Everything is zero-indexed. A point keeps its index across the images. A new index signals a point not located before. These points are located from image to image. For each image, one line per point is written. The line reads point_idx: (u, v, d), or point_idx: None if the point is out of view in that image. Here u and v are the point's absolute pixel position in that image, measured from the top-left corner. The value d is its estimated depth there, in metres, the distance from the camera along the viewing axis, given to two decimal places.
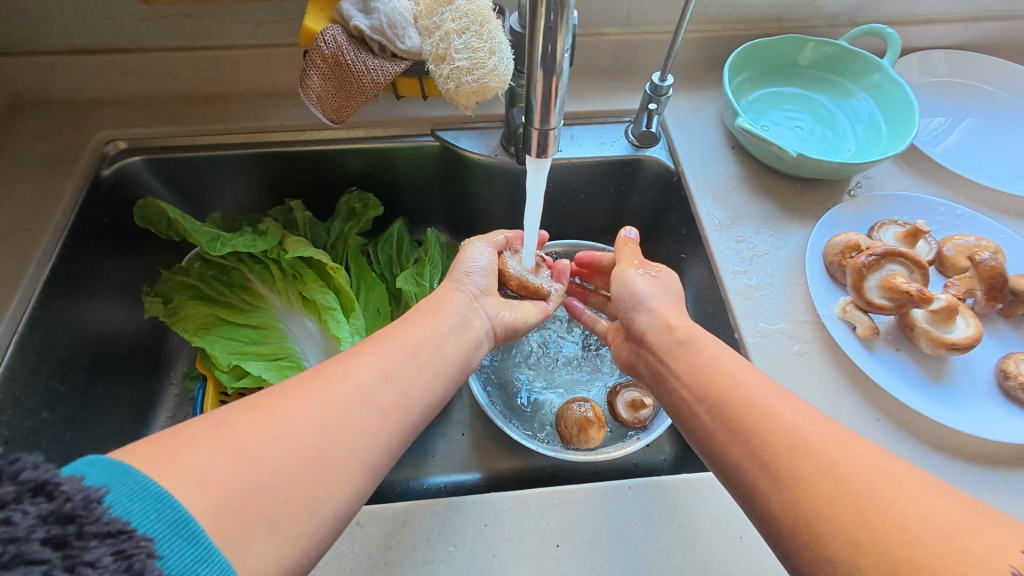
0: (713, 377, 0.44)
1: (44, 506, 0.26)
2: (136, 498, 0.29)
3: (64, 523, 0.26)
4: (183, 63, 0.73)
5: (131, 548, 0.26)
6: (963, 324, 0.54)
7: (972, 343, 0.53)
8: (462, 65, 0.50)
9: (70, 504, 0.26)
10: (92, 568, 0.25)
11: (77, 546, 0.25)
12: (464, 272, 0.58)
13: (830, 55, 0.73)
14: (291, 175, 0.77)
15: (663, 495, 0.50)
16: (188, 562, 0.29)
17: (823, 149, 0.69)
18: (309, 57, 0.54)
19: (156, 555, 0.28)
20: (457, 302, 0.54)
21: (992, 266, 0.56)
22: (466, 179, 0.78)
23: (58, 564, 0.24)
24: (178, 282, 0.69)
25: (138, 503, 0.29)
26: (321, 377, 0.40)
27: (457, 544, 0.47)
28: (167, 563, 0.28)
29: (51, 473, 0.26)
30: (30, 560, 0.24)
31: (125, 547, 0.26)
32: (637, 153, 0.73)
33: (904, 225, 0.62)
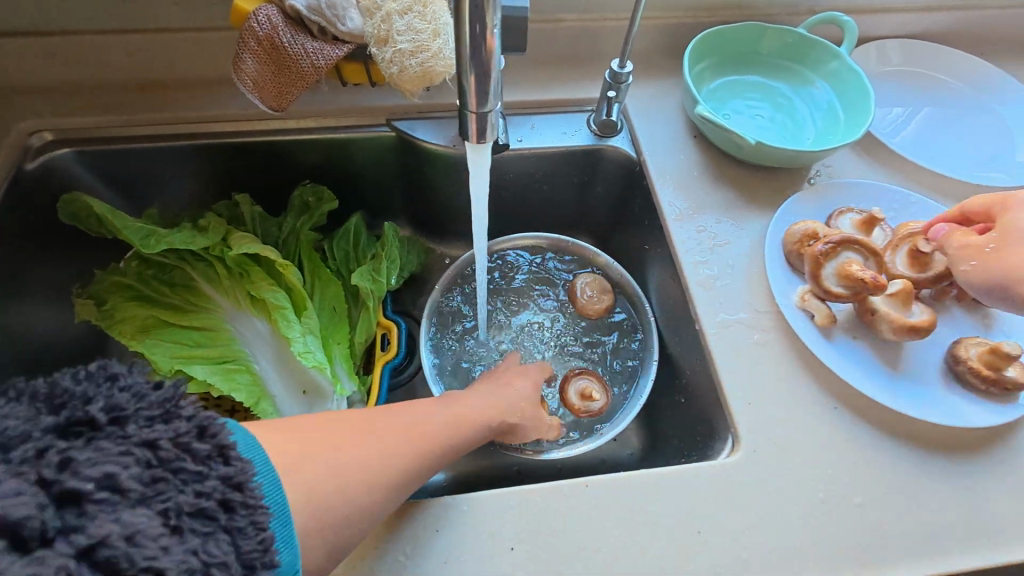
0: None
1: (204, 449, 0.32)
2: (265, 474, 0.36)
3: (235, 488, 0.32)
4: (115, 48, 0.68)
5: (262, 523, 0.32)
6: (919, 310, 0.54)
7: (929, 329, 0.53)
8: (404, 47, 0.47)
9: (238, 472, 0.32)
10: (241, 533, 0.31)
11: (235, 512, 0.31)
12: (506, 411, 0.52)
13: (789, 43, 0.73)
14: (238, 168, 0.73)
15: (622, 491, 0.48)
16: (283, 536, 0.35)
17: (783, 138, 0.69)
18: (242, 39, 0.50)
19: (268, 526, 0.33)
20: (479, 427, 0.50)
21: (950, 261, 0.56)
22: (424, 171, 0.75)
23: (220, 524, 0.30)
24: (113, 282, 0.65)
25: (262, 478, 0.36)
26: None
27: (409, 552, 0.45)
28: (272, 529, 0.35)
29: (209, 421, 0.32)
30: (206, 514, 0.30)
31: (259, 520, 0.32)
32: (598, 142, 0.72)
33: (860, 214, 0.63)
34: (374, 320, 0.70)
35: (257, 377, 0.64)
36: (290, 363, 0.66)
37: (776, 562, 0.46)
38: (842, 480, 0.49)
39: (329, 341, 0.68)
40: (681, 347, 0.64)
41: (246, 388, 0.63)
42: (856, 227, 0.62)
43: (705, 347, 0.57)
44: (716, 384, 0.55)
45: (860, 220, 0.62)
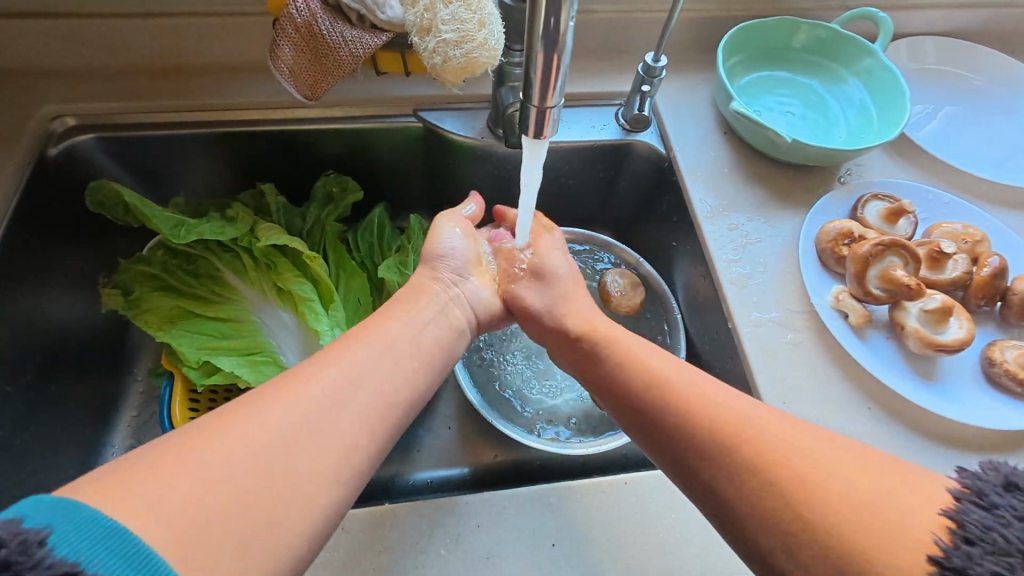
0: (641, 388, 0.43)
1: None
2: (86, 533, 0.27)
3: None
4: (139, 31, 0.67)
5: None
6: (956, 325, 0.54)
7: (961, 345, 0.53)
8: (449, 37, 0.46)
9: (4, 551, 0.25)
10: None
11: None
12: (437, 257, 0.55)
13: (823, 39, 0.72)
14: (262, 157, 0.72)
15: (658, 489, 0.49)
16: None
17: (816, 135, 0.68)
18: (279, 25, 0.49)
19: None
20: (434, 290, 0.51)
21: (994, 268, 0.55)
22: (450, 163, 0.74)
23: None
24: (138, 272, 0.64)
25: (86, 540, 0.26)
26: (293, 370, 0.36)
27: (449, 547, 0.45)
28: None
29: None
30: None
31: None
32: (628, 137, 0.71)
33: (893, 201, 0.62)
34: None
35: (283, 369, 0.64)
36: (316, 355, 0.65)
37: None
38: None
39: None
40: (711, 345, 0.64)
41: (273, 380, 0.63)
42: (886, 220, 0.62)
43: (738, 346, 0.57)
44: (750, 384, 0.55)
45: (887, 210, 0.62)
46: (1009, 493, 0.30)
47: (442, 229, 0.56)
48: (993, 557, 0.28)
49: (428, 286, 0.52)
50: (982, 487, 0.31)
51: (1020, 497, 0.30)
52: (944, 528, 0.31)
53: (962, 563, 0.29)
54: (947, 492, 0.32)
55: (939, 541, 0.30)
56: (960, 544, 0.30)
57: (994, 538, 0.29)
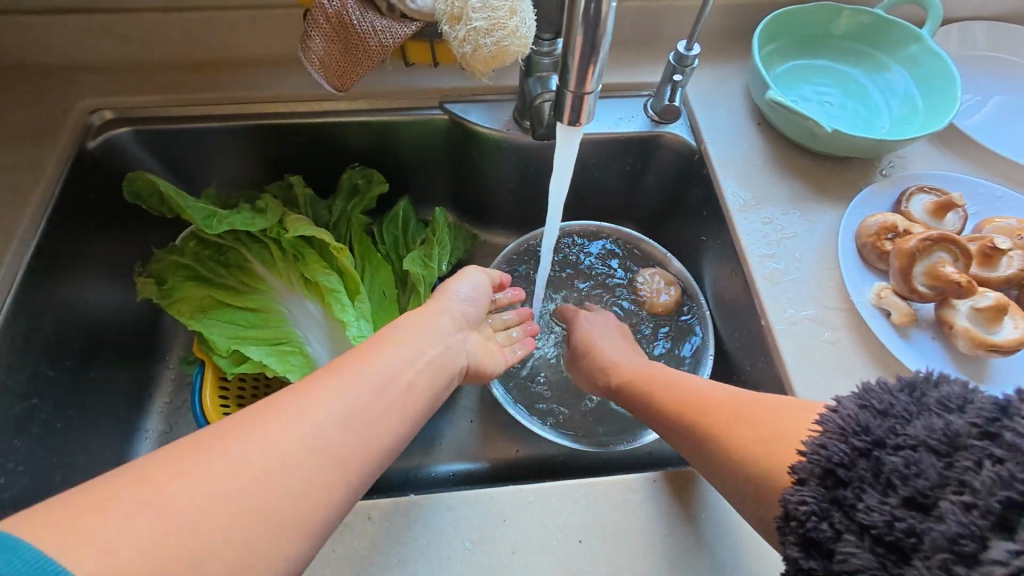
0: (641, 383, 0.54)
1: None
2: None
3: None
4: (173, 26, 0.68)
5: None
6: (1011, 325, 0.50)
7: (1016, 346, 0.50)
8: (480, 25, 0.45)
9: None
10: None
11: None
12: (451, 296, 0.55)
13: (865, 25, 0.69)
14: (290, 150, 0.73)
15: (686, 488, 0.47)
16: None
17: (856, 126, 0.66)
18: (309, 17, 0.49)
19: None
20: (439, 325, 0.50)
21: None
22: (475, 155, 0.74)
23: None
24: (171, 262, 0.66)
25: None
26: None
27: (473, 540, 0.45)
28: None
29: None
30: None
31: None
32: (657, 128, 0.69)
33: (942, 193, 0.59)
34: None
35: (310, 360, 0.65)
36: (342, 346, 0.66)
37: None
38: None
39: (380, 326, 0.68)
40: (742, 343, 0.62)
41: (299, 370, 0.64)
42: (933, 214, 0.59)
43: (772, 343, 0.55)
44: (784, 383, 0.53)
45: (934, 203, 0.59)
46: (835, 421, 0.36)
47: (476, 277, 0.59)
48: (845, 438, 0.34)
49: (444, 334, 0.50)
50: (873, 395, 0.36)
51: (884, 405, 0.35)
52: (800, 451, 0.37)
53: (826, 452, 0.35)
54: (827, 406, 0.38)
55: (813, 438, 0.36)
56: (835, 438, 0.35)
57: (822, 456, 0.35)
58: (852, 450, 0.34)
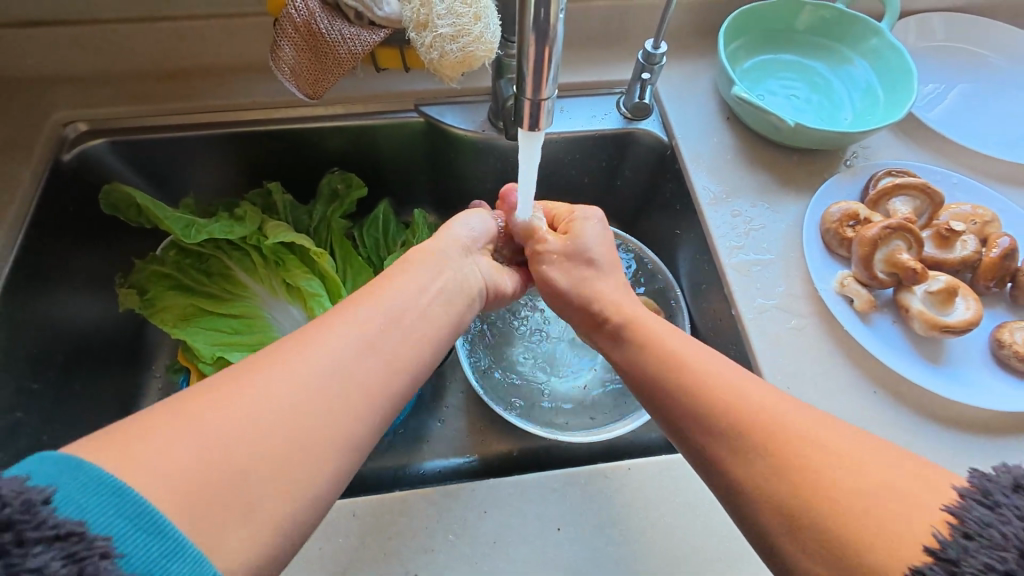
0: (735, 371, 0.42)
1: None
2: (91, 495, 0.28)
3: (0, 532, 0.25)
4: (145, 35, 0.68)
5: (84, 552, 0.26)
6: (963, 306, 0.53)
7: (968, 326, 0.52)
8: (445, 32, 0.46)
9: (7, 510, 0.25)
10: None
11: (20, 554, 0.25)
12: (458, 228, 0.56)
13: (827, 19, 0.71)
14: (269, 158, 0.73)
15: (661, 475, 0.49)
16: (155, 558, 0.27)
17: (820, 118, 0.67)
18: (280, 26, 0.50)
19: (115, 554, 0.26)
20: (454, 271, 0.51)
21: (1004, 250, 0.55)
22: (452, 156, 0.75)
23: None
24: (151, 272, 0.66)
25: (93, 500, 0.28)
26: (292, 351, 0.37)
27: (456, 533, 0.46)
28: (129, 562, 0.27)
29: None
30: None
31: (76, 551, 0.26)
32: (629, 125, 0.71)
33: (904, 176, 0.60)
34: None
35: None
36: None
37: None
38: None
39: None
40: (713, 334, 0.64)
41: None
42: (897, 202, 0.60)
43: (741, 332, 0.57)
44: (754, 369, 0.55)
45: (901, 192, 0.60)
46: (1017, 493, 0.29)
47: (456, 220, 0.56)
48: (987, 550, 0.27)
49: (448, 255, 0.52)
50: (990, 488, 0.30)
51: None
52: (945, 524, 0.30)
53: (955, 553, 0.28)
54: (953, 490, 0.31)
55: (938, 536, 0.29)
56: (958, 537, 0.29)
57: (993, 532, 0.28)
58: (1020, 562, 0.26)
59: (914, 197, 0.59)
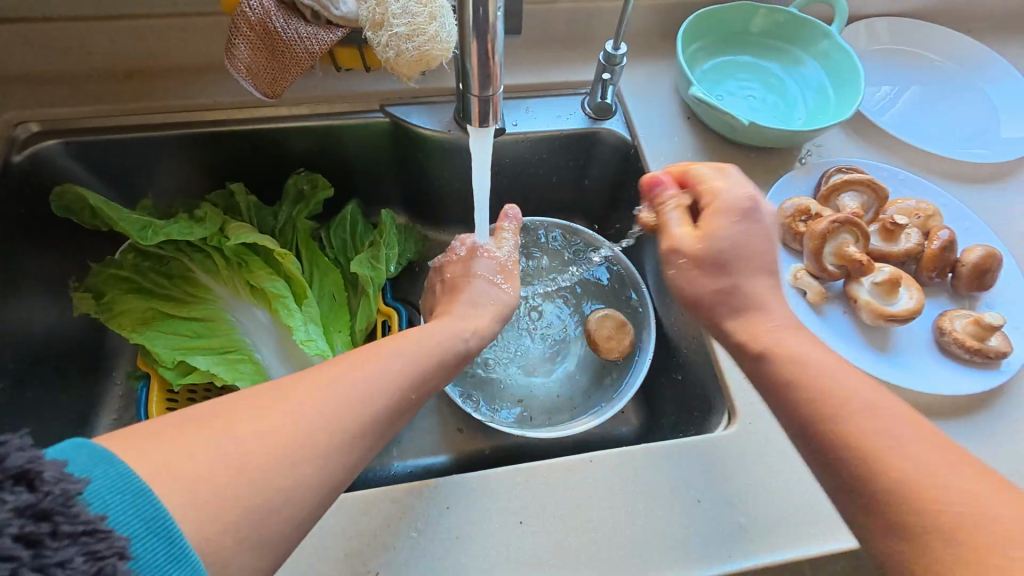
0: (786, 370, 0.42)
1: (23, 497, 0.26)
2: (116, 492, 0.29)
3: (39, 519, 0.26)
4: (98, 33, 0.67)
5: (104, 550, 0.27)
6: (906, 296, 0.55)
7: (911, 315, 0.54)
8: (400, 31, 0.47)
9: (49, 499, 0.27)
10: (63, 569, 0.26)
11: (50, 547, 0.26)
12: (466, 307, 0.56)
13: (781, 23, 0.73)
14: (231, 159, 0.72)
15: (622, 466, 0.50)
16: (159, 562, 0.29)
17: (775, 118, 0.70)
18: (234, 24, 0.50)
19: (129, 555, 0.28)
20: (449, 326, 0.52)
21: (946, 243, 0.57)
22: (419, 156, 0.75)
23: (25, 563, 0.25)
24: (109, 275, 0.64)
25: (117, 497, 0.29)
26: None
27: (419, 529, 0.46)
28: (139, 563, 0.29)
29: (35, 461, 0.27)
30: (3, 556, 0.25)
31: (98, 549, 0.27)
32: (593, 125, 0.72)
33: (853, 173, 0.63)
34: (374, 309, 0.70)
35: (259, 367, 0.65)
36: (292, 353, 0.66)
37: (775, 528, 0.48)
38: None
39: (330, 330, 0.68)
40: (676, 328, 0.66)
41: (249, 378, 0.64)
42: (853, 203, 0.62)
43: None
44: (712, 360, 0.57)
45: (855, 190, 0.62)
46: None
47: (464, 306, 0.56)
48: None
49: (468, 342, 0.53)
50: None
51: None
52: None
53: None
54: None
55: None
56: None
57: None
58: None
59: (862, 193, 0.61)
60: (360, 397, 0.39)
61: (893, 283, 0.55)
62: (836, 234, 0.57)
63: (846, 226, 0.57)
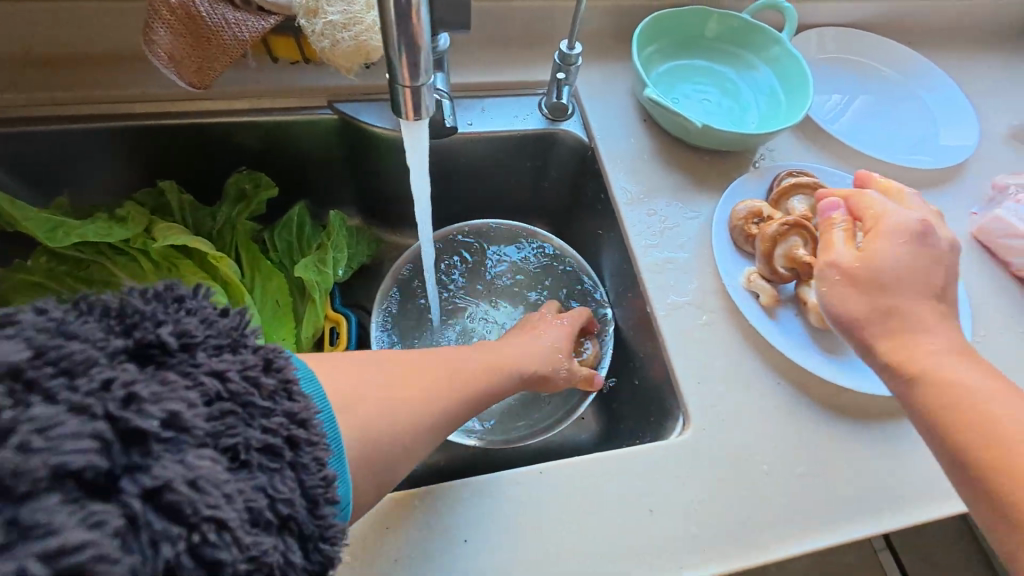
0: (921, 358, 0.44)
1: (286, 405, 0.31)
2: (312, 410, 0.34)
3: (298, 426, 0.31)
4: (7, 16, 0.61)
5: (311, 461, 0.31)
6: None
7: None
8: (335, 19, 0.44)
9: (290, 411, 0.31)
10: (304, 471, 0.30)
11: (302, 451, 0.31)
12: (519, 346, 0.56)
13: (734, 28, 0.74)
14: (162, 155, 0.67)
15: (574, 477, 0.48)
16: (328, 478, 0.34)
17: (729, 122, 0.70)
18: (152, 6, 0.46)
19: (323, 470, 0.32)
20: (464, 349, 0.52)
21: None
22: (371, 155, 0.72)
23: (287, 462, 0.30)
24: (16, 281, 0.58)
25: (313, 414, 0.34)
26: None
27: (356, 552, 0.43)
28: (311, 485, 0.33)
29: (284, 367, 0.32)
30: (273, 452, 0.29)
31: (303, 461, 0.30)
32: (550, 126, 0.71)
33: (803, 177, 0.64)
34: (321, 314, 0.66)
35: None
36: None
37: (727, 535, 0.47)
38: (787, 452, 0.51)
39: (271, 338, 0.64)
40: (633, 332, 0.65)
41: None
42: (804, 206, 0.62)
43: (656, 330, 0.58)
44: (667, 365, 0.56)
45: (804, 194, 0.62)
46: None
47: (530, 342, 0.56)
48: None
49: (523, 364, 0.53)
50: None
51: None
52: None
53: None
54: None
55: None
56: None
57: None
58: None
59: (810, 196, 0.62)
60: (426, 382, 0.44)
61: (947, 281, 0.46)
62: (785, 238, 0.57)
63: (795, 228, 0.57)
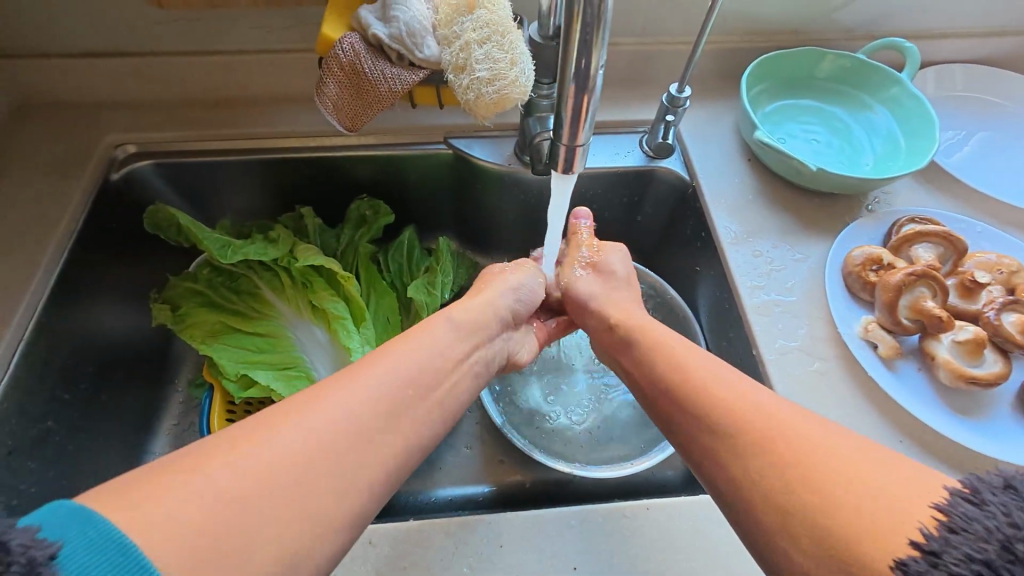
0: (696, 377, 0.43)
1: None
2: (95, 552, 0.27)
3: None
4: (195, 67, 0.73)
5: None
6: (990, 360, 0.53)
7: (995, 380, 0.52)
8: (482, 75, 0.49)
9: (12, 569, 0.25)
10: None
11: None
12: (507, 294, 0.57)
13: (847, 68, 0.73)
14: (301, 184, 0.76)
15: (679, 516, 0.49)
16: None
17: (842, 163, 0.69)
18: (326, 65, 0.53)
19: None
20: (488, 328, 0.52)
21: None
22: (479, 187, 0.77)
23: None
24: (186, 288, 0.68)
25: (96, 557, 0.27)
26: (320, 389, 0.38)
27: (470, 566, 0.46)
28: None
29: None
30: None
31: None
32: (652, 163, 0.73)
33: (927, 224, 0.61)
34: None
35: None
36: None
37: None
38: None
39: None
40: (732, 372, 0.64)
41: None
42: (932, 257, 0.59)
43: (762, 373, 0.57)
44: (775, 410, 0.55)
45: (931, 243, 0.59)
46: (1006, 492, 0.29)
47: (503, 286, 0.58)
48: (970, 543, 0.28)
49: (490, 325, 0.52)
50: (980, 487, 0.30)
51: (1016, 496, 0.28)
52: (934, 520, 0.30)
53: (940, 547, 0.28)
54: (942, 488, 0.31)
55: (924, 530, 0.29)
56: (943, 532, 0.29)
57: (979, 530, 0.28)
58: (1002, 555, 0.26)
59: (937, 245, 0.59)
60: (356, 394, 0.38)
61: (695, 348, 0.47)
62: (907, 288, 0.55)
63: (919, 278, 0.55)
